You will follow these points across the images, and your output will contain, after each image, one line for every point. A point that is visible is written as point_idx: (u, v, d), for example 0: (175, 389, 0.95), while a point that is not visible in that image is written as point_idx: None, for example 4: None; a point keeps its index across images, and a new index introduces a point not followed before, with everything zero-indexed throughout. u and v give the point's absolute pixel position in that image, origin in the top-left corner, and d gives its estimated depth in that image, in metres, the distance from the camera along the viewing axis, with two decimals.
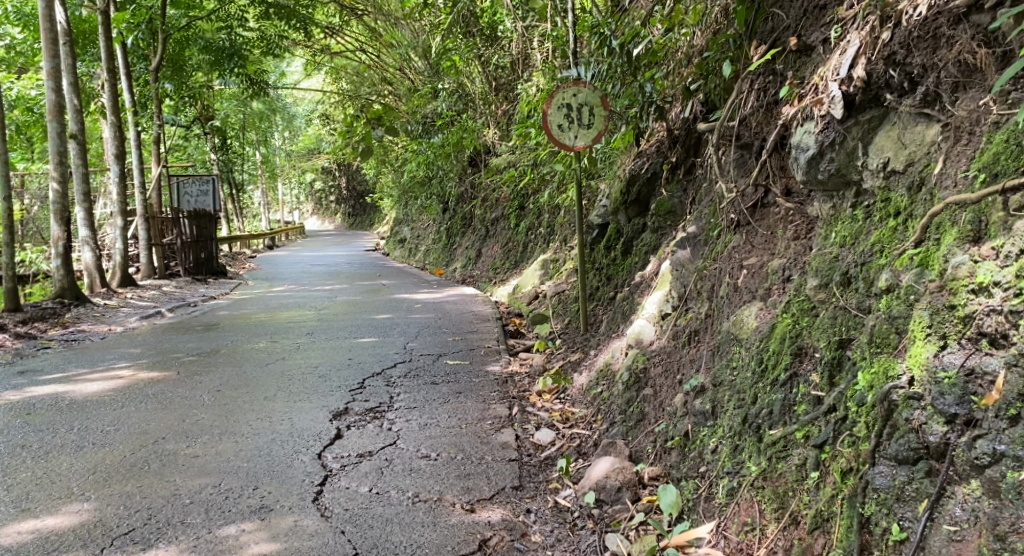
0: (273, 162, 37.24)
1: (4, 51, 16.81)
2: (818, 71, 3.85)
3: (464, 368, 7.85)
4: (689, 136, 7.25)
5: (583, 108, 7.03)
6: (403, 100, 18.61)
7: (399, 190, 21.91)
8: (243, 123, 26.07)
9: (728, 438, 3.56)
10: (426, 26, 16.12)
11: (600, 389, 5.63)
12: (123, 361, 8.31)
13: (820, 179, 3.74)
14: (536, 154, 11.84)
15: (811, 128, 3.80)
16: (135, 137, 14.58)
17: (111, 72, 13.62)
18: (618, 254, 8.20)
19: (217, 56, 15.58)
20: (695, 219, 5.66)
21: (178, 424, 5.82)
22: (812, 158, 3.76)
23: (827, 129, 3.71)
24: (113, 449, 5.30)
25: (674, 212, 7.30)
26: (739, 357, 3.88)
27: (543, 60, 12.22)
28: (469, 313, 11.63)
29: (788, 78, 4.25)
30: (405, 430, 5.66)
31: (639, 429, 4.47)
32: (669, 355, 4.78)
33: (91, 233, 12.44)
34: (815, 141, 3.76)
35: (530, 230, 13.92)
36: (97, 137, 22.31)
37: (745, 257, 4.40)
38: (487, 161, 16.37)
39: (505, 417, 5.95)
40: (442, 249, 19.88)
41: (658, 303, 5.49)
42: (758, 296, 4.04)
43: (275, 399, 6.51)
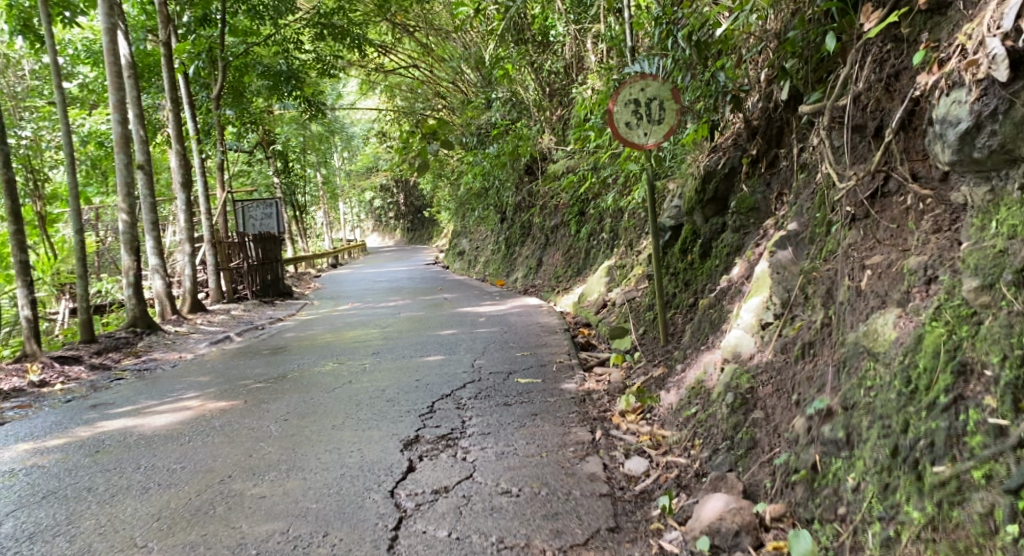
0: (334, 183, 37.44)
1: (78, 90, 16.78)
2: (964, 29, 3.26)
3: (536, 386, 7.33)
4: (770, 126, 6.67)
5: (652, 103, 6.45)
6: (457, 112, 18.27)
7: (456, 202, 21.60)
8: (302, 146, 26.10)
9: (873, 473, 3.01)
10: (477, 37, 15.71)
11: (695, 409, 5.08)
12: (192, 390, 8.02)
13: (977, 157, 3.19)
14: (596, 157, 11.30)
15: (963, 97, 3.24)
16: (199, 165, 14.43)
17: (176, 103, 13.47)
18: (695, 258, 7.54)
19: (274, 80, 15.40)
20: (795, 215, 5.06)
21: (244, 459, 5.42)
22: (966, 132, 3.20)
23: (986, 96, 3.15)
24: (178, 490, 4.92)
25: (758, 208, 6.68)
26: (875, 375, 3.28)
27: (598, 61, 11.70)
28: (535, 325, 11.12)
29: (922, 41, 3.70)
30: (482, 460, 5.17)
31: (751, 459, 3.92)
32: (779, 373, 4.19)
33: (161, 260, 12.25)
34: (968, 112, 3.20)
35: (593, 235, 13.36)
36: (164, 167, 22.41)
37: (867, 256, 3.79)
38: (544, 167, 15.90)
39: (588, 442, 5.40)
40: (501, 260, 19.45)
41: (756, 310, 4.87)
42: (893, 302, 3.45)
43: (344, 427, 6.09)
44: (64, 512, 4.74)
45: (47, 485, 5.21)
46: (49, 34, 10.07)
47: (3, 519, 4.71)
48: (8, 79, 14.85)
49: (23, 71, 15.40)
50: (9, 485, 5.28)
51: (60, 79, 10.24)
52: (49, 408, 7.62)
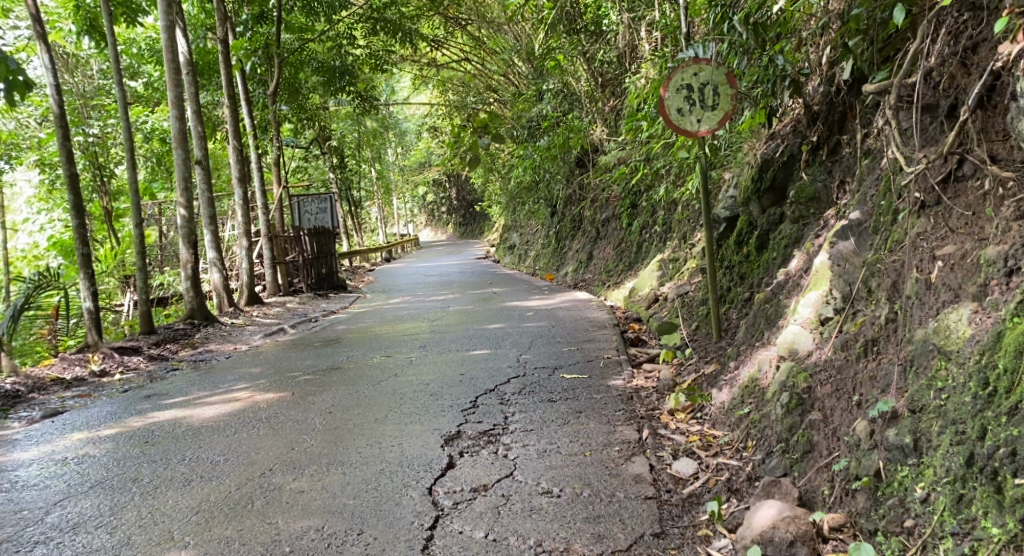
0: (387, 178, 37.60)
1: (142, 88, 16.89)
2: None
3: (583, 382, 7.12)
4: (831, 111, 6.40)
5: (706, 88, 6.15)
6: (509, 106, 18.07)
7: (507, 196, 21.40)
8: (356, 140, 26.18)
9: (945, 484, 2.74)
10: (529, 28, 15.48)
11: (748, 409, 4.83)
12: (242, 382, 8.01)
13: None
14: (648, 148, 11.00)
15: None
16: (256, 160, 14.48)
17: (232, 98, 13.51)
18: (751, 250, 7.23)
19: (328, 76, 15.45)
20: (859, 205, 4.75)
21: (286, 453, 5.32)
22: None
23: None
24: (219, 483, 4.83)
25: (818, 198, 6.36)
26: (946, 376, 3.01)
27: (652, 50, 11.38)
28: (585, 320, 10.89)
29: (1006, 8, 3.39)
30: (523, 458, 4.98)
31: (807, 464, 3.66)
32: (839, 372, 3.91)
33: (218, 254, 12.26)
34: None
35: (645, 228, 13.07)
36: (224, 162, 22.66)
37: (939, 246, 3.52)
38: (596, 160, 15.62)
39: (634, 442, 5.18)
40: (552, 254, 19.23)
41: (815, 305, 4.60)
42: (968, 295, 3.17)
43: (385, 421, 5.97)
44: (108, 502, 4.69)
45: (94, 475, 5.18)
46: (110, 31, 10.15)
47: (49, 509, 4.68)
48: (75, 77, 15.11)
49: (89, 69, 15.65)
50: (59, 473, 5.27)
51: (120, 77, 10.30)
52: (106, 398, 7.66)
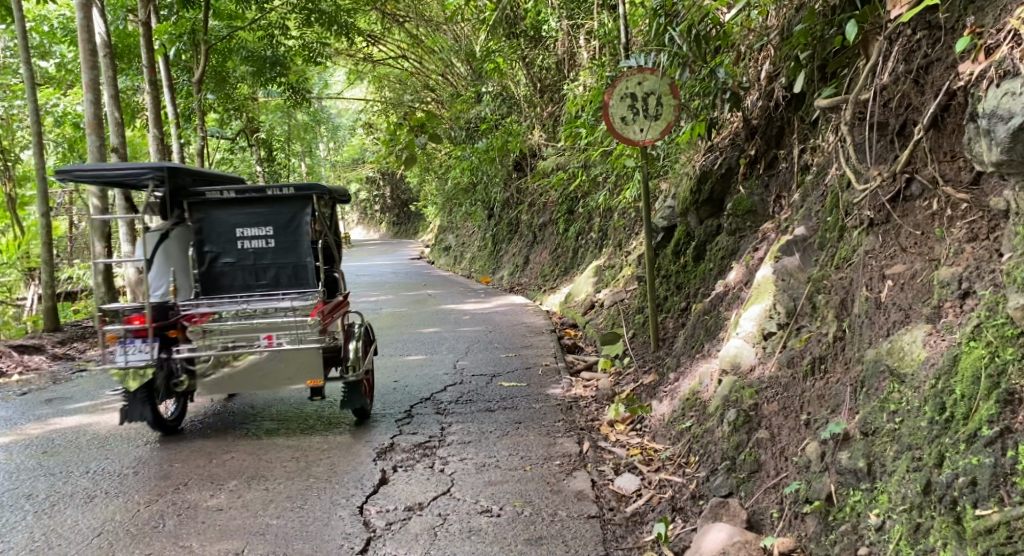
0: (318, 174, 36.88)
1: (53, 70, 16.05)
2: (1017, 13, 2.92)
3: (520, 391, 6.98)
4: (770, 125, 6.44)
5: (650, 97, 6.07)
6: (446, 106, 17.86)
7: (442, 198, 21.17)
8: (287, 134, 25.56)
9: (901, 512, 2.68)
10: (469, 29, 15.30)
11: (690, 423, 4.77)
12: None
13: None
14: (587, 156, 10.96)
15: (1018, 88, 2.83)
16: (177, 150, 13.90)
17: (154, 85, 12.93)
18: (689, 260, 7.20)
19: (259, 66, 15.01)
20: (804, 220, 4.74)
21: (202, 466, 5.02)
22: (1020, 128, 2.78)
23: None
24: (126, 500, 4.51)
25: (756, 211, 6.37)
26: (900, 398, 2.97)
27: (591, 57, 11.35)
28: (521, 325, 10.77)
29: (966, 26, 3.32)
30: (460, 473, 4.80)
31: (755, 484, 3.59)
32: (786, 390, 3.85)
33: (133, 247, 11.65)
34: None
35: (581, 234, 13.03)
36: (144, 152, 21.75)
37: (887, 264, 3.54)
38: (534, 164, 15.54)
39: (575, 455, 5.06)
40: (488, 256, 19.12)
41: (758, 318, 4.57)
42: (921, 316, 3.14)
43: (314, 431, 5.72)
44: None
45: None
46: (21, 8, 9.56)
47: None
48: None
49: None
50: None
51: (29, 57, 9.70)
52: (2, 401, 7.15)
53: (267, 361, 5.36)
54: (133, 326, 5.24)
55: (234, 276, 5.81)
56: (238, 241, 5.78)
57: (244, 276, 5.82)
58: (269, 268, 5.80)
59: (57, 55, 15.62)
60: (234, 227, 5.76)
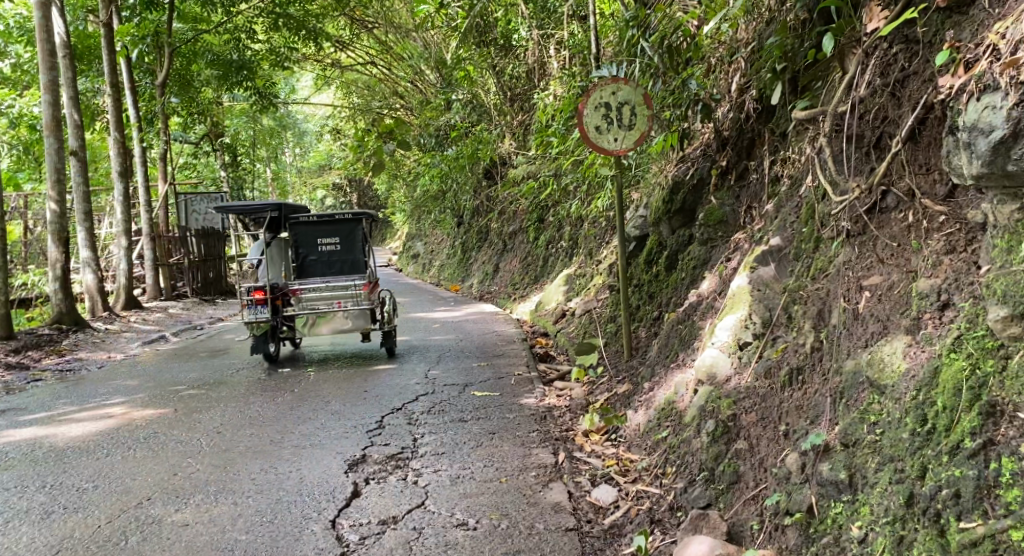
0: (284, 180, 36.49)
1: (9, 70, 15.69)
2: (995, 28, 2.95)
3: (494, 400, 6.94)
4: (741, 137, 6.48)
5: (624, 107, 6.07)
6: (415, 113, 17.77)
7: (411, 205, 21.07)
8: (253, 140, 25.26)
9: (884, 524, 2.68)
10: (439, 36, 15.24)
11: (665, 433, 4.76)
12: (118, 396, 7.41)
13: (1009, 171, 2.81)
14: (558, 165, 10.97)
15: (998, 102, 2.85)
16: (139, 154, 13.67)
17: (115, 87, 12.69)
18: (661, 269, 7.21)
19: (224, 70, 14.78)
20: (778, 230, 4.76)
21: (166, 479, 4.89)
22: (1000, 142, 2.80)
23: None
24: (86, 516, 4.37)
25: (727, 221, 6.39)
26: (880, 410, 2.98)
27: (562, 67, 11.37)
28: (492, 333, 10.72)
29: (944, 40, 3.35)
30: (434, 485, 4.73)
31: (734, 496, 3.59)
32: (764, 400, 3.85)
33: (93, 253, 11.39)
34: (1005, 118, 2.81)
35: (551, 243, 13.03)
36: (104, 156, 21.31)
37: (864, 276, 3.56)
38: (504, 172, 15.53)
39: (550, 466, 5.02)
40: (457, 265, 19.06)
41: (733, 329, 4.59)
42: (899, 327, 3.15)
43: (284, 443, 5.61)
44: None
45: None
46: None
47: None
48: None
49: None
50: None
51: None
52: None
53: (338, 318, 8.05)
54: (255, 297, 7.82)
55: (312, 265, 8.89)
56: (317, 247, 8.90)
57: (323, 267, 8.91)
58: (338, 263, 8.97)
59: (13, 55, 15.27)
60: (311, 236, 8.83)
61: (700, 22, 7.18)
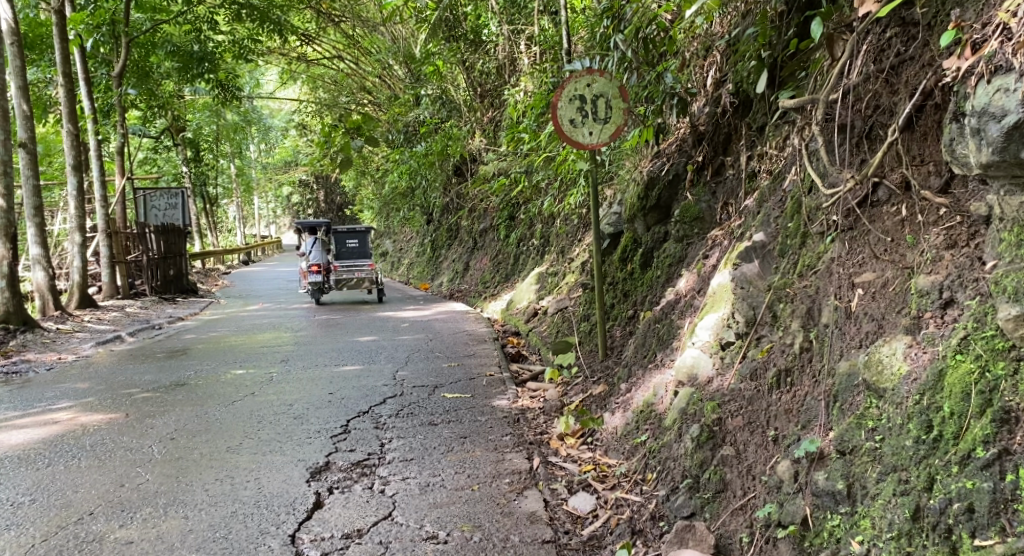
0: (250, 176, 35.86)
1: None
2: (1005, 6, 2.81)
3: (465, 402, 6.70)
4: (717, 131, 6.31)
5: (599, 100, 5.84)
6: (383, 109, 17.44)
7: (380, 203, 20.74)
8: (217, 135, 24.71)
9: (889, 540, 2.54)
10: (409, 30, 14.93)
11: (644, 437, 4.56)
12: (66, 400, 7.06)
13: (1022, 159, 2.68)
14: (529, 161, 10.75)
15: (1012, 84, 2.72)
16: (95, 148, 13.19)
17: (68, 77, 12.19)
18: (635, 267, 7.00)
19: (185, 61, 14.45)
20: (761, 225, 4.59)
21: (112, 491, 4.60)
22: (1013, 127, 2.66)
23: None
24: (18, 534, 4.07)
25: (703, 217, 6.20)
26: (879, 415, 2.80)
27: (532, 62, 11.16)
28: (463, 333, 10.49)
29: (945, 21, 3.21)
30: (403, 494, 4.49)
31: (721, 506, 3.39)
32: (751, 403, 3.65)
33: (43, 249, 10.92)
34: (1019, 103, 2.67)
35: (522, 241, 12.83)
36: (58, 150, 20.59)
37: (856, 273, 3.39)
38: (475, 169, 15.30)
39: (525, 472, 4.80)
40: (426, 263, 18.80)
41: (715, 327, 4.40)
42: (898, 326, 2.98)
43: (242, 449, 5.32)
44: None
45: None
46: None
47: None
48: None
49: None
50: None
51: None
52: None
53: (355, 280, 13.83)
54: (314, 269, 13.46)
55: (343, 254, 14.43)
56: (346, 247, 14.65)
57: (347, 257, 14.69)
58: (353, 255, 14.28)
59: None
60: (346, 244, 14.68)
61: (676, 14, 6.99)
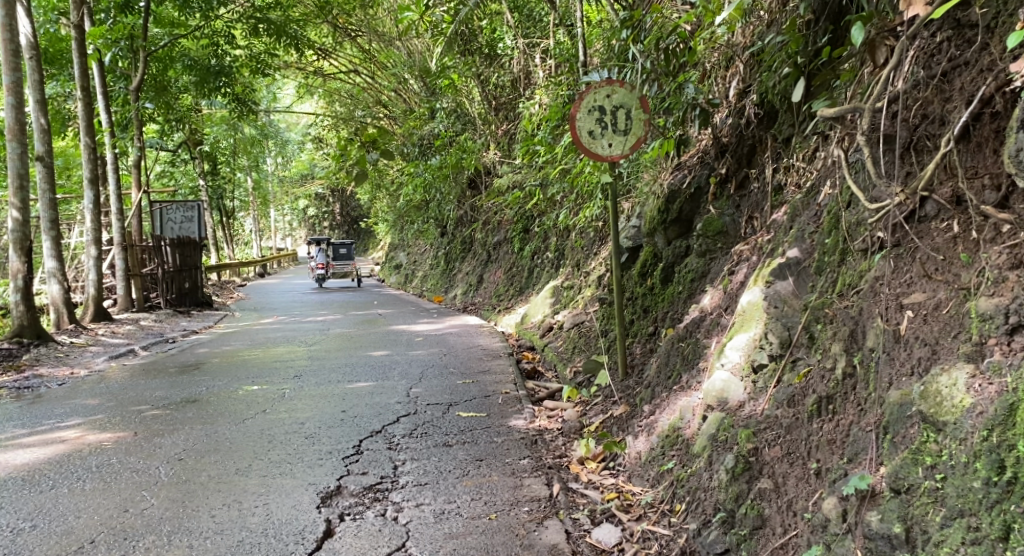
0: (264, 189, 35.89)
1: None
2: None
3: (480, 421, 6.46)
4: (741, 143, 6.08)
5: (619, 111, 5.61)
6: (399, 122, 17.29)
7: (393, 215, 20.57)
8: (232, 148, 24.67)
9: None
10: (424, 43, 14.77)
11: (671, 464, 4.32)
12: (74, 417, 6.87)
13: None
14: (544, 174, 10.56)
15: None
16: (111, 161, 13.07)
17: (86, 91, 12.04)
18: (655, 282, 6.76)
19: (202, 75, 14.21)
20: (794, 241, 4.35)
21: (115, 517, 4.40)
22: None
23: None
24: None
25: (727, 231, 5.97)
26: (939, 451, 2.60)
27: (548, 75, 10.98)
28: (477, 347, 10.28)
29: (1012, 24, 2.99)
30: (417, 523, 4.27)
31: (760, 545, 3.16)
32: (789, 432, 3.41)
33: (59, 262, 10.78)
34: None
35: (536, 254, 12.65)
36: (76, 163, 20.54)
37: (903, 293, 3.17)
38: (489, 182, 15.14)
39: (545, 499, 4.57)
40: (440, 275, 18.65)
41: (746, 348, 4.16)
42: (956, 353, 2.78)
43: (250, 472, 5.12)
44: None
45: None
46: None
47: None
48: None
49: None
50: None
51: None
52: None
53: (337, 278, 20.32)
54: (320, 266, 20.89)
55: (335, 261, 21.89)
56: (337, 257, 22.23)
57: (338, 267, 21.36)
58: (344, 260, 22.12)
59: None
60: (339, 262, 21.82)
61: (697, 23, 6.77)
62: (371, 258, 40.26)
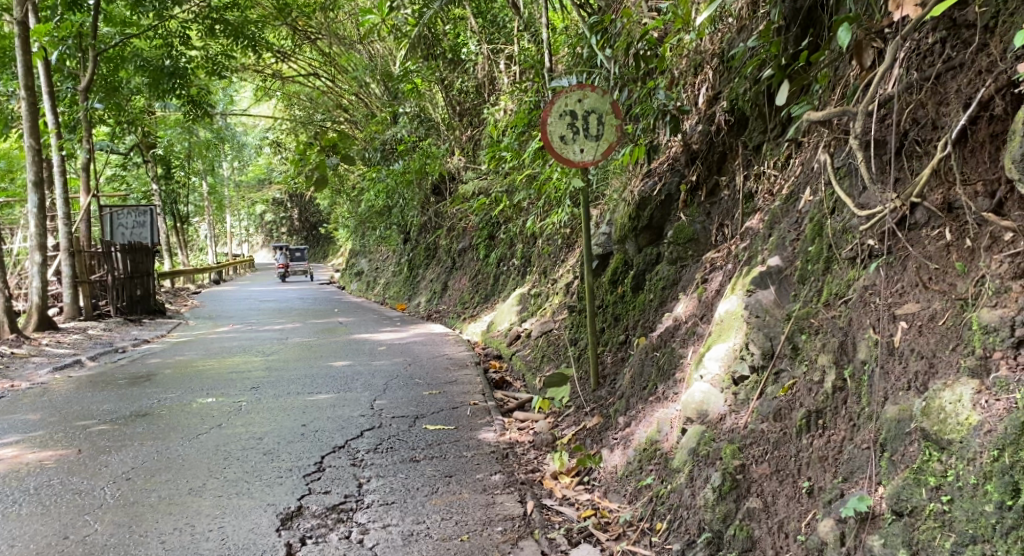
0: (221, 194, 35.22)
1: None
2: None
3: (446, 435, 6.24)
4: (711, 150, 5.94)
5: (590, 116, 5.45)
6: (360, 127, 17.00)
7: (355, 221, 20.25)
8: (187, 152, 24.08)
9: None
10: (387, 47, 14.50)
11: (650, 479, 4.15)
12: (13, 434, 6.49)
13: None
14: (510, 180, 10.38)
15: None
16: (58, 164, 12.56)
17: (31, 91, 11.52)
18: (625, 289, 6.59)
19: (155, 76, 13.79)
20: (776, 248, 4.21)
21: (55, 545, 4.10)
22: None
23: None
24: None
25: (697, 239, 5.82)
26: (943, 471, 2.55)
27: (513, 81, 10.82)
28: (442, 356, 10.04)
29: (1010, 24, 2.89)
30: (384, 546, 4.06)
31: None
32: (777, 448, 3.27)
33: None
34: None
35: (502, 261, 12.46)
36: (20, 166, 19.82)
37: (894, 302, 3.05)
38: (453, 187, 14.91)
39: (519, 517, 4.40)
40: (403, 282, 18.36)
41: (725, 359, 4.00)
42: (957, 367, 2.70)
43: (205, 491, 4.85)
44: None
45: None
46: None
47: None
48: None
49: None
50: None
51: None
52: None
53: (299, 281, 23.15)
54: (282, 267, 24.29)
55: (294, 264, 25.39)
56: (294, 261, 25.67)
57: None
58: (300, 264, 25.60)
59: None
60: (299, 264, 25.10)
61: (666, 29, 6.65)
62: (330, 263, 40.06)
